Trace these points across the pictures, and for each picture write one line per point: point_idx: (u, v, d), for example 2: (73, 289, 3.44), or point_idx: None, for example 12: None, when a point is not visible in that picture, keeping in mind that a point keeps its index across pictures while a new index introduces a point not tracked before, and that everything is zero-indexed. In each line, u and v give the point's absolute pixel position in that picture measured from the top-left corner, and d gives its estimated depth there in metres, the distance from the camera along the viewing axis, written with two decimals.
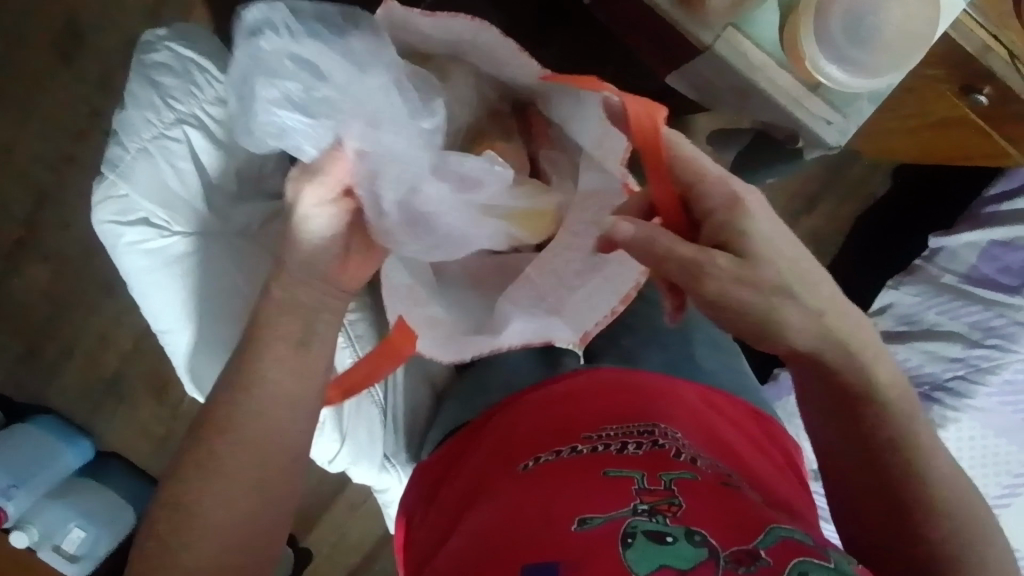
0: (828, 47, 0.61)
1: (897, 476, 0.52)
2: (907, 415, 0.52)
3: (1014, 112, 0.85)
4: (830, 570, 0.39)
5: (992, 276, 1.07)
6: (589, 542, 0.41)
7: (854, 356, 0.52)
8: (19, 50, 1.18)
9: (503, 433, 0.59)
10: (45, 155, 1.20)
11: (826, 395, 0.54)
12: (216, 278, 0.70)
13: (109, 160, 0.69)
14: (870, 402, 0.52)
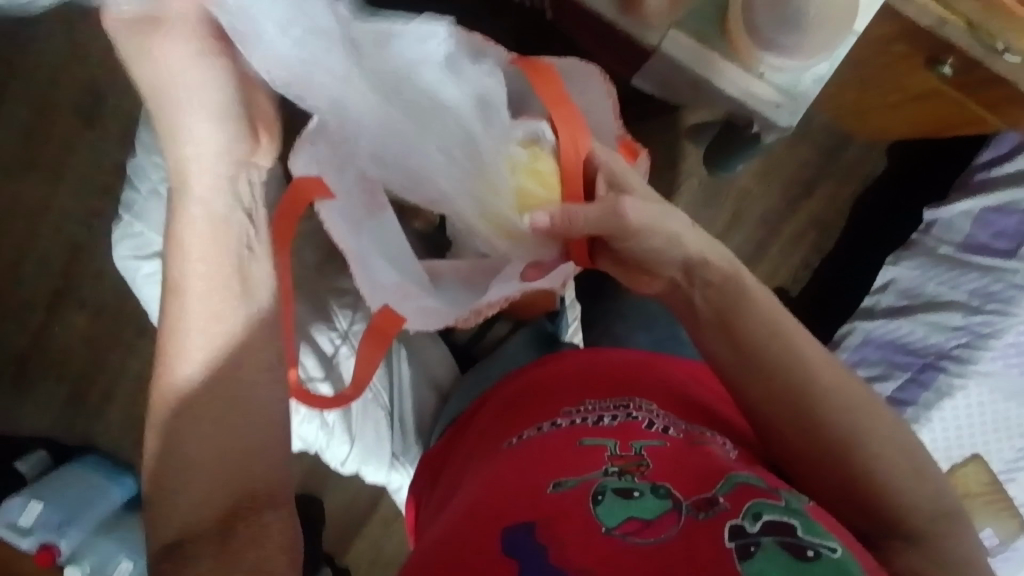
0: (761, 38, 0.63)
1: (820, 411, 0.57)
2: (809, 362, 0.58)
3: (981, 81, 0.87)
4: (779, 508, 0.44)
5: (989, 242, 1.07)
6: (561, 502, 0.46)
7: (760, 312, 0.59)
8: (48, 116, 1.29)
9: (488, 421, 0.65)
10: (75, 208, 1.30)
11: (742, 362, 0.59)
12: None
13: (127, 203, 0.76)
14: (772, 347, 0.58)
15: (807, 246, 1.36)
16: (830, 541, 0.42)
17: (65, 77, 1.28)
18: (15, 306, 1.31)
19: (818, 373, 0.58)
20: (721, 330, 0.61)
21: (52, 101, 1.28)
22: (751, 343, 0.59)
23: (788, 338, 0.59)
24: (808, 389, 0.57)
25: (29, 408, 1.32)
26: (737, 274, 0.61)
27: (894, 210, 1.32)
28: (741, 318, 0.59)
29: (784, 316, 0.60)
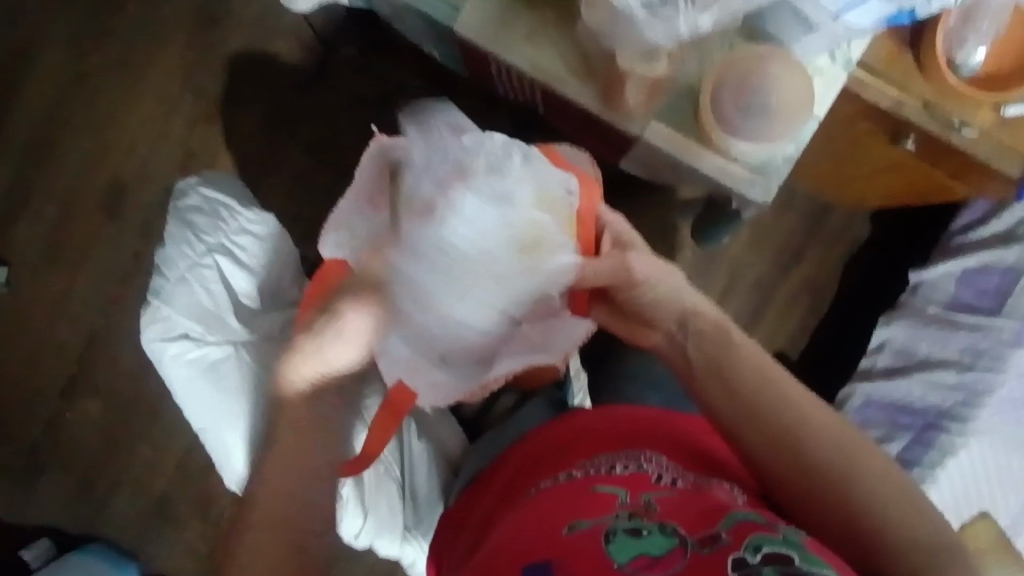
0: (728, 126, 0.69)
1: (814, 456, 0.60)
2: (806, 413, 0.61)
3: (941, 154, 0.94)
4: (779, 540, 0.47)
5: (972, 302, 1.11)
6: (576, 544, 0.50)
7: (752, 366, 0.64)
8: (73, 211, 1.38)
9: (508, 481, 0.70)
10: (93, 296, 1.36)
11: (738, 412, 0.63)
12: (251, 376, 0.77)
13: (153, 290, 0.80)
14: (763, 397, 0.62)
15: (801, 312, 1.40)
16: (825, 568, 0.45)
17: (91, 176, 1.38)
18: (29, 395, 1.35)
19: (814, 422, 0.61)
20: (717, 386, 0.64)
21: (78, 198, 1.38)
22: (746, 396, 0.63)
23: (779, 389, 0.62)
24: (804, 436, 0.60)
25: (39, 497, 1.33)
26: (727, 325, 0.68)
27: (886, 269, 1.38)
28: (734, 371, 0.64)
29: (779, 373, 0.64)
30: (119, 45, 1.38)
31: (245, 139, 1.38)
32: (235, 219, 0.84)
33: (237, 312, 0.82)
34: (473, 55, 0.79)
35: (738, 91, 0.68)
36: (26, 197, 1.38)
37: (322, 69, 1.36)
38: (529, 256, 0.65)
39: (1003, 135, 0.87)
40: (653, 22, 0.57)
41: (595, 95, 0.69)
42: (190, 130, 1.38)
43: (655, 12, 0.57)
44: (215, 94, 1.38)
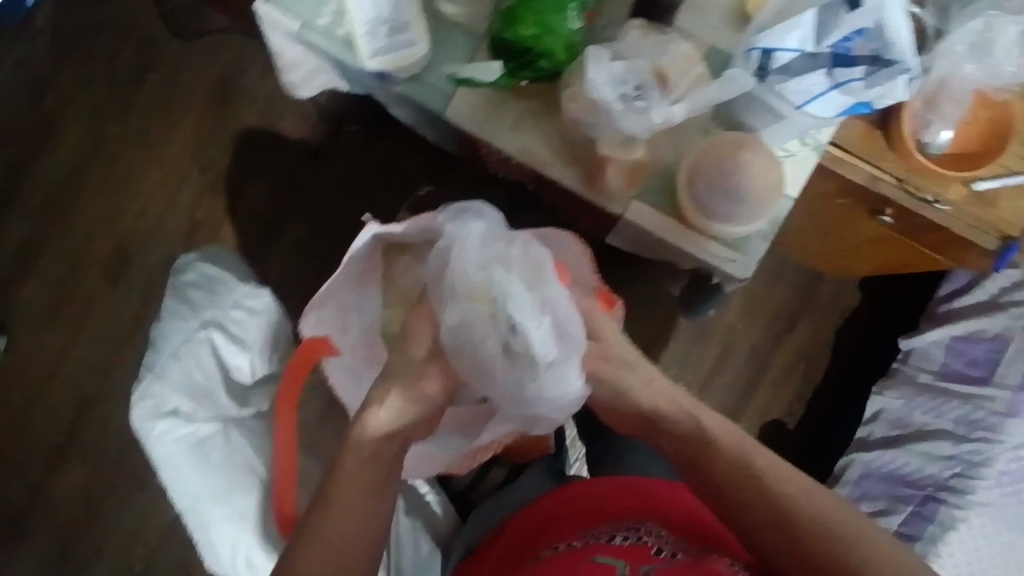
0: (701, 207, 0.69)
1: (816, 541, 0.58)
2: (802, 498, 0.60)
3: (917, 228, 0.98)
4: None
5: (963, 370, 1.11)
6: None
7: (741, 451, 0.63)
8: (77, 277, 1.42)
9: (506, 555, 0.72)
10: (91, 362, 1.39)
11: (734, 501, 0.62)
12: (240, 454, 0.78)
13: (148, 364, 0.81)
14: (757, 483, 0.61)
15: (796, 379, 1.40)
16: None
17: (97, 242, 1.42)
18: (20, 461, 1.36)
19: (806, 505, 0.60)
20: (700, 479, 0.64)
21: (83, 263, 1.42)
22: (733, 487, 0.62)
23: (764, 476, 0.62)
24: (796, 522, 0.59)
25: (21, 564, 1.35)
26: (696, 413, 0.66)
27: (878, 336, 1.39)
28: (716, 461, 0.63)
29: (762, 457, 0.63)
30: (135, 121, 1.45)
31: (249, 211, 1.43)
32: (231, 292, 0.85)
33: (229, 387, 0.81)
34: (466, 139, 0.83)
35: (712, 181, 0.68)
36: (35, 264, 1.42)
37: (328, 145, 1.42)
38: (560, 338, 0.64)
39: (974, 211, 0.90)
40: (629, 113, 0.60)
41: (579, 178, 0.71)
42: (197, 202, 1.43)
43: (631, 103, 0.60)
44: (224, 168, 1.44)
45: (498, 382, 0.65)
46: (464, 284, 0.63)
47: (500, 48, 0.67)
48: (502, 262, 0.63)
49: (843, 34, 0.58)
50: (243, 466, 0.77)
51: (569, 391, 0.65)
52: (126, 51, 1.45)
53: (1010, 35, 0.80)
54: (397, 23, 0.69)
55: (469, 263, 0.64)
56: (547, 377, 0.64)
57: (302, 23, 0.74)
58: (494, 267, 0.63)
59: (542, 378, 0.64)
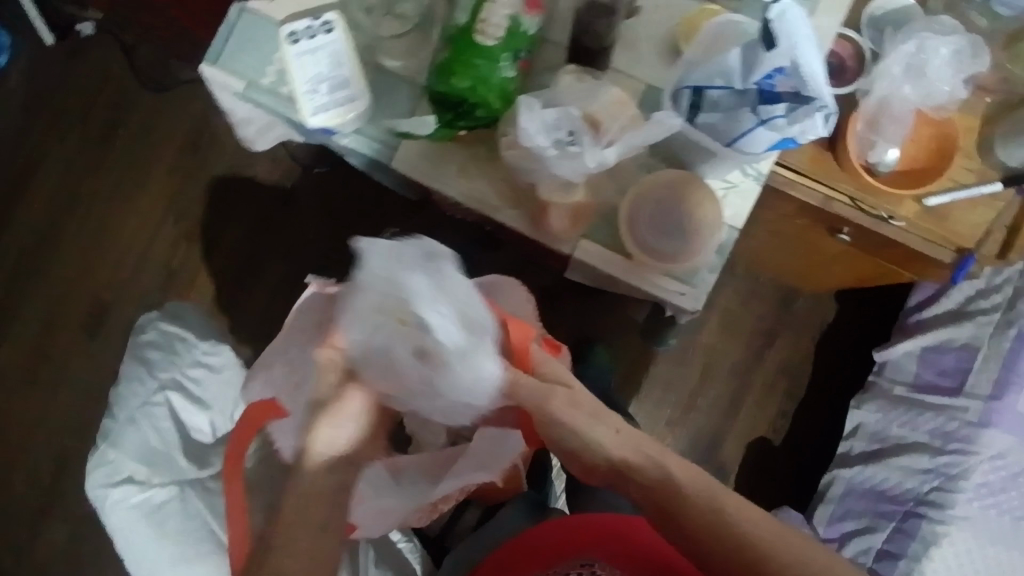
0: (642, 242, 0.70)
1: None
2: (776, 541, 0.59)
3: (875, 244, 0.99)
4: None
5: (936, 381, 1.11)
6: None
7: (712, 496, 0.60)
8: (53, 333, 1.41)
9: None
10: (69, 419, 1.38)
11: (711, 552, 0.59)
12: (194, 517, 0.80)
13: (103, 432, 0.83)
14: (730, 533, 0.59)
15: (780, 395, 1.40)
16: None
17: (73, 297, 1.42)
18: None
19: (774, 544, 0.59)
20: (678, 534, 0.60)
21: (59, 320, 1.41)
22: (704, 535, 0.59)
23: (735, 523, 0.59)
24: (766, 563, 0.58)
25: None
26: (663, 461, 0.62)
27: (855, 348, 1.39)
28: (688, 513, 0.60)
29: (730, 498, 0.60)
30: (108, 174, 1.45)
31: (223, 258, 1.43)
32: (189, 352, 0.87)
33: (186, 449, 0.84)
34: (415, 187, 0.83)
35: (654, 218, 0.69)
36: (10, 322, 1.41)
37: (300, 188, 1.43)
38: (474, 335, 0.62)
39: (928, 225, 0.91)
40: (562, 159, 0.61)
41: (526, 221, 0.71)
42: (172, 251, 1.44)
43: (565, 149, 0.61)
44: (198, 216, 1.44)
45: (419, 389, 0.63)
46: (372, 301, 0.61)
47: (438, 99, 0.68)
48: (407, 272, 0.61)
49: (764, 72, 0.59)
50: (195, 529, 0.79)
51: (484, 382, 0.63)
52: (98, 105, 1.46)
53: (941, 57, 0.83)
54: (337, 80, 0.69)
55: (372, 279, 0.61)
56: (456, 367, 0.61)
57: (247, 83, 0.75)
58: (399, 278, 0.61)
59: (461, 377, 0.62)
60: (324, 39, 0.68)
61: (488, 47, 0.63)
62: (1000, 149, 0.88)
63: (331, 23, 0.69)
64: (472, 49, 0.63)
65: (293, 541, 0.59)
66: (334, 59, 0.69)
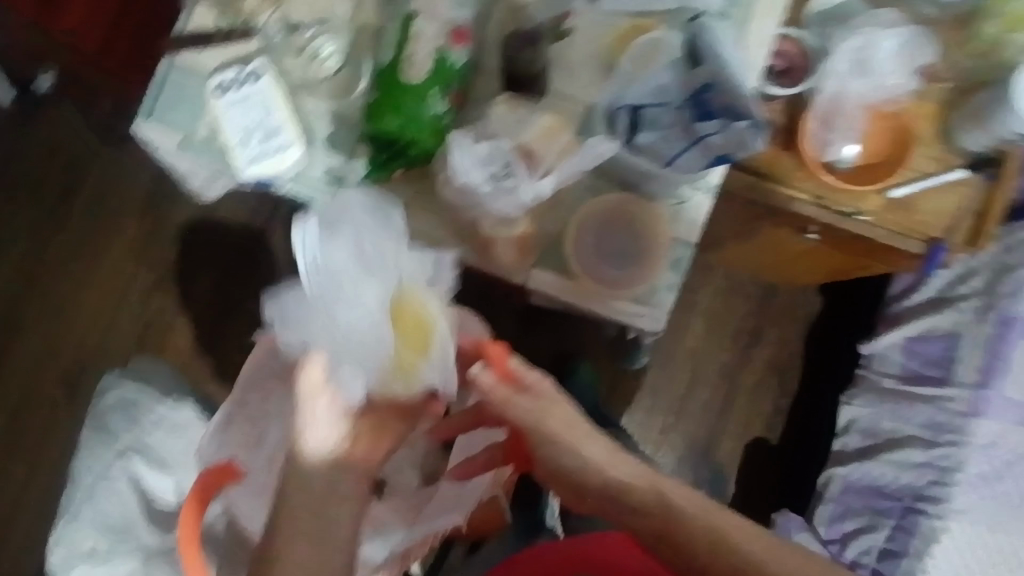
0: (591, 266, 0.68)
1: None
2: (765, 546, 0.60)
3: (843, 239, 0.97)
4: None
5: (921, 370, 1.09)
6: None
7: (705, 515, 0.61)
8: (33, 396, 1.40)
9: None
10: (60, 480, 1.38)
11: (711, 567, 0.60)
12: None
13: (64, 507, 0.82)
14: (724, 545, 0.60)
15: (771, 392, 1.38)
16: None
17: (51, 357, 1.41)
18: None
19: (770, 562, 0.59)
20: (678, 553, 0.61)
21: (39, 382, 1.40)
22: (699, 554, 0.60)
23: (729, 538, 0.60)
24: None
25: None
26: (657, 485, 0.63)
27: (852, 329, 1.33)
28: (682, 533, 0.61)
29: (728, 518, 0.61)
30: (75, 230, 1.43)
31: (198, 303, 1.42)
32: (148, 415, 0.86)
33: (149, 518, 0.82)
34: None
35: (598, 242, 0.68)
36: None
37: (269, 225, 1.42)
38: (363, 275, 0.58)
39: (894, 218, 0.89)
40: (498, 195, 0.60)
41: (472, 253, 0.68)
42: (146, 301, 1.42)
43: (500, 182, 0.59)
44: (169, 264, 1.43)
45: (326, 350, 0.59)
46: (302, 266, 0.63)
47: (370, 141, 0.66)
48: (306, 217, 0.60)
49: (695, 88, 0.59)
50: None
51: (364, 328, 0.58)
52: (57, 161, 1.45)
53: (885, 50, 0.83)
54: (269, 129, 0.69)
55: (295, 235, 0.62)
56: (339, 304, 0.58)
57: (181, 138, 0.74)
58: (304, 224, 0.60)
59: (349, 320, 0.58)
60: (252, 88, 0.70)
61: (415, 85, 0.63)
62: (960, 134, 0.86)
63: (258, 71, 0.70)
64: (401, 88, 0.63)
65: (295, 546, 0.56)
66: (263, 107, 0.69)
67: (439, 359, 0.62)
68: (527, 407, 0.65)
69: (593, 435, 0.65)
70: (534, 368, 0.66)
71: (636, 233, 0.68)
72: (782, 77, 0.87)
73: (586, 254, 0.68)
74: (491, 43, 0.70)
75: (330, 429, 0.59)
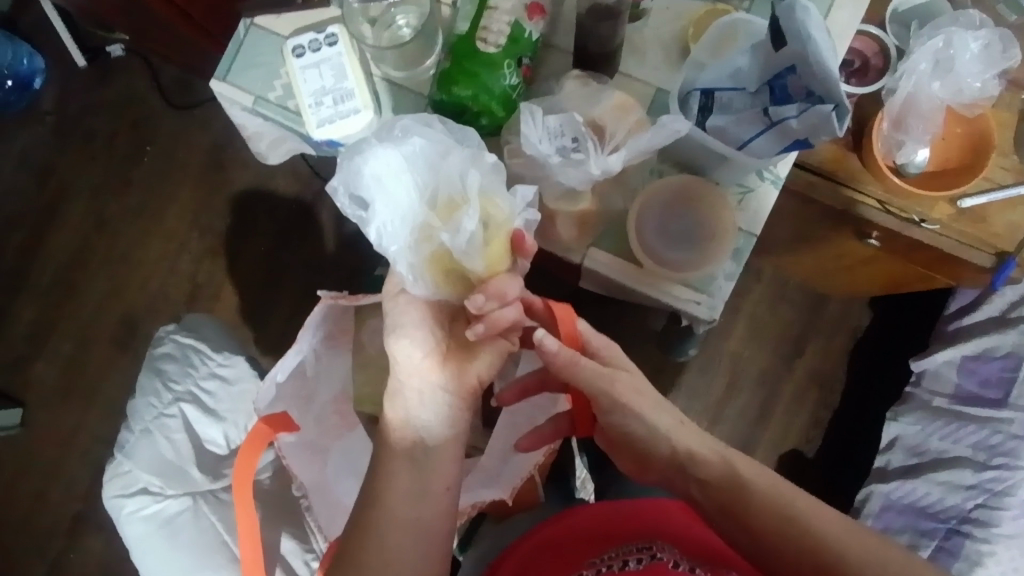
0: (652, 246, 0.67)
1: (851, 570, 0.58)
2: (832, 530, 0.59)
3: (904, 248, 0.95)
4: None
5: (977, 392, 1.06)
6: None
7: (774, 487, 0.62)
8: (87, 347, 1.46)
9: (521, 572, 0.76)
10: (106, 430, 1.43)
11: (775, 539, 0.60)
12: (201, 531, 0.79)
13: (120, 443, 0.85)
14: (791, 521, 0.60)
15: (811, 403, 1.35)
16: None
17: (106, 311, 1.47)
18: (37, 537, 1.40)
19: (843, 544, 0.59)
20: (740, 523, 0.62)
21: (95, 334, 1.46)
22: (764, 527, 0.61)
23: (798, 514, 0.60)
24: (832, 564, 0.58)
25: None
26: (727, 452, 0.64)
27: (897, 343, 1.34)
28: (747, 495, 0.62)
29: (799, 497, 0.61)
30: (137, 193, 1.50)
31: (247, 270, 1.46)
32: (205, 364, 0.90)
33: (201, 462, 0.85)
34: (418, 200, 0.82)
35: (662, 224, 0.68)
36: (45, 339, 1.46)
37: (320, 200, 1.45)
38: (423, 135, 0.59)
39: (963, 227, 0.86)
40: (566, 167, 0.59)
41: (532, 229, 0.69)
42: (197, 265, 1.47)
43: (568, 156, 0.60)
44: (221, 231, 1.47)
45: (368, 187, 0.57)
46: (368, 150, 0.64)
47: (439, 109, 0.67)
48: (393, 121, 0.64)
49: (775, 71, 0.58)
50: (204, 534, 0.79)
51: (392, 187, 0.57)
52: (126, 126, 1.51)
53: (971, 52, 0.80)
54: (341, 93, 0.70)
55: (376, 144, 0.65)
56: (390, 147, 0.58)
57: (254, 98, 0.76)
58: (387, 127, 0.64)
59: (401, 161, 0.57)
60: (328, 52, 0.71)
61: (489, 54, 0.63)
62: None
63: (335, 36, 0.72)
64: (474, 58, 0.63)
65: (398, 474, 0.61)
66: (336, 71, 0.71)
67: (466, 246, 0.58)
68: (590, 367, 0.62)
69: (662, 406, 0.64)
70: (600, 334, 0.67)
71: (701, 218, 0.67)
72: (855, 76, 0.85)
73: (649, 231, 0.67)
74: (564, 21, 0.70)
75: (418, 357, 0.63)
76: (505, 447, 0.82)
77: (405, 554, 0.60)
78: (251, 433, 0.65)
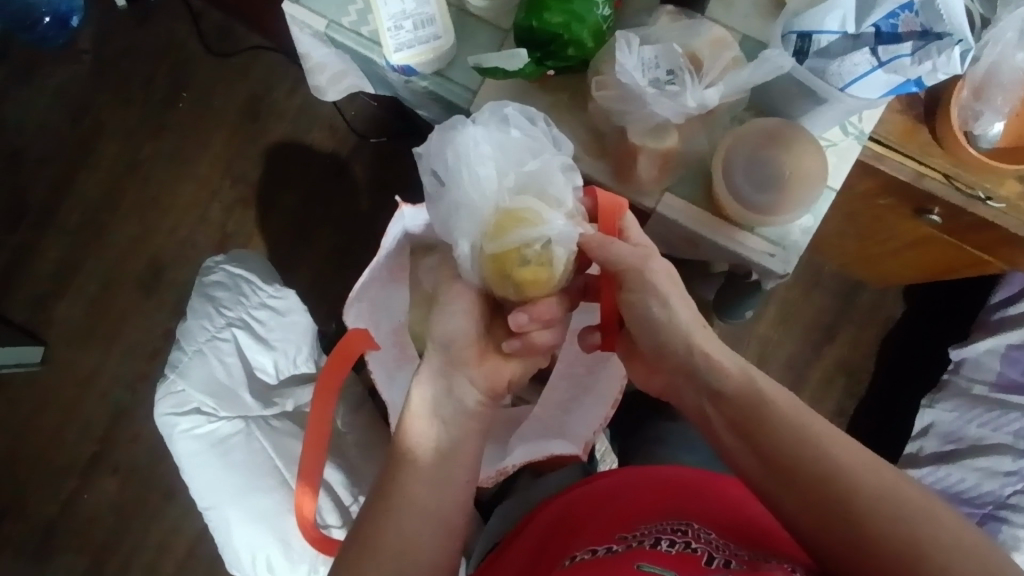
0: (733, 183, 0.66)
1: (873, 499, 0.53)
2: (849, 460, 0.55)
3: (963, 228, 0.93)
4: None
5: (1021, 380, 1.05)
6: None
7: (799, 420, 0.58)
8: (111, 291, 1.44)
9: (541, 536, 0.74)
10: (123, 374, 1.42)
11: (794, 478, 0.56)
12: (252, 454, 0.81)
13: (171, 363, 0.85)
14: (804, 448, 0.57)
15: (837, 392, 1.34)
16: None
17: (132, 256, 1.45)
18: (49, 476, 1.39)
19: (868, 484, 0.54)
20: (762, 460, 0.58)
21: (120, 278, 1.45)
22: (780, 457, 0.57)
23: (814, 444, 0.56)
24: (848, 493, 0.54)
25: None
26: (757, 382, 0.61)
27: (931, 333, 1.33)
28: (768, 438, 0.58)
29: (820, 425, 0.58)
30: (170, 139, 1.48)
31: (278, 222, 1.44)
32: (255, 294, 0.91)
33: (252, 388, 0.87)
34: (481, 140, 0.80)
35: (748, 168, 0.66)
36: (69, 281, 1.45)
37: (355, 155, 1.44)
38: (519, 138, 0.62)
39: None
40: (661, 98, 0.59)
41: (608, 171, 0.68)
42: (226, 215, 1.45)
43: (663, 87, 0.59)
44: (253, 182, 1.46)
45: (456, 172, 0.61)
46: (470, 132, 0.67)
47: (524, 36, 0.65)
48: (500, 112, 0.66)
49: (886, 11, 0.58)
50: (254, 460, 0.81)
51: (483, 170, 0.60)
52: (162, 70, 1.49)
53: None
54: (421, 18, 0.68)
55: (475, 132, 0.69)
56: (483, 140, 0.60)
57: (328, 22, 0.74)
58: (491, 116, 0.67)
59: (491, 157, 0.60)
60: None
61: None
62: None
63: None
64: None
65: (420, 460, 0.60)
66: None
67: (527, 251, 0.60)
68: (657, 269, 0.61)
69: (727, 349, 0.63)
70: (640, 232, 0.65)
71: (768, 167, 0.65)
72: None
73: (733, 172, 0.66)
74: None
75: (461, 321, 0.63)
76: (561, 403, 0.90)
77: (426, 501, 0.58)
78: (330, 359, 0.69)
